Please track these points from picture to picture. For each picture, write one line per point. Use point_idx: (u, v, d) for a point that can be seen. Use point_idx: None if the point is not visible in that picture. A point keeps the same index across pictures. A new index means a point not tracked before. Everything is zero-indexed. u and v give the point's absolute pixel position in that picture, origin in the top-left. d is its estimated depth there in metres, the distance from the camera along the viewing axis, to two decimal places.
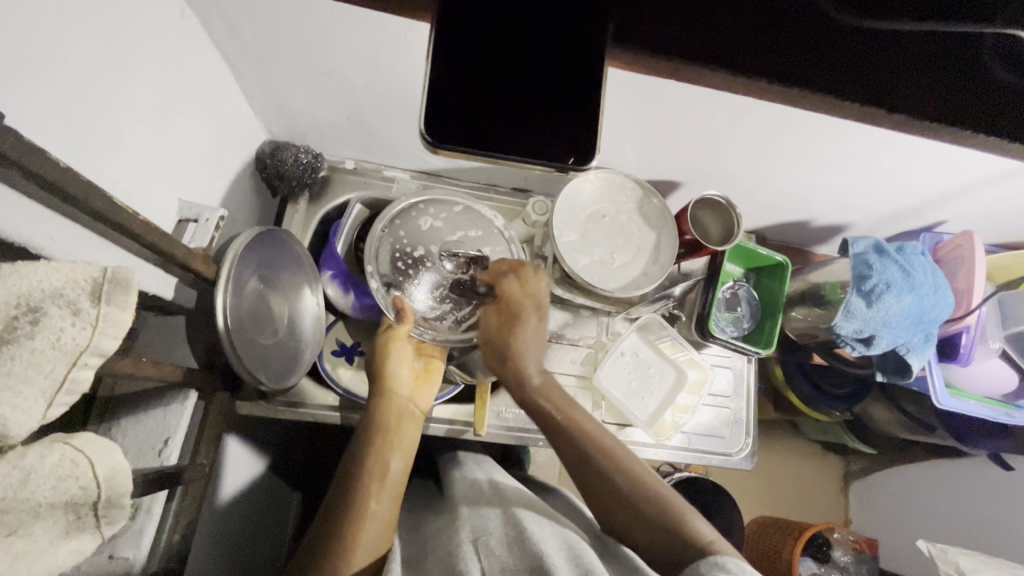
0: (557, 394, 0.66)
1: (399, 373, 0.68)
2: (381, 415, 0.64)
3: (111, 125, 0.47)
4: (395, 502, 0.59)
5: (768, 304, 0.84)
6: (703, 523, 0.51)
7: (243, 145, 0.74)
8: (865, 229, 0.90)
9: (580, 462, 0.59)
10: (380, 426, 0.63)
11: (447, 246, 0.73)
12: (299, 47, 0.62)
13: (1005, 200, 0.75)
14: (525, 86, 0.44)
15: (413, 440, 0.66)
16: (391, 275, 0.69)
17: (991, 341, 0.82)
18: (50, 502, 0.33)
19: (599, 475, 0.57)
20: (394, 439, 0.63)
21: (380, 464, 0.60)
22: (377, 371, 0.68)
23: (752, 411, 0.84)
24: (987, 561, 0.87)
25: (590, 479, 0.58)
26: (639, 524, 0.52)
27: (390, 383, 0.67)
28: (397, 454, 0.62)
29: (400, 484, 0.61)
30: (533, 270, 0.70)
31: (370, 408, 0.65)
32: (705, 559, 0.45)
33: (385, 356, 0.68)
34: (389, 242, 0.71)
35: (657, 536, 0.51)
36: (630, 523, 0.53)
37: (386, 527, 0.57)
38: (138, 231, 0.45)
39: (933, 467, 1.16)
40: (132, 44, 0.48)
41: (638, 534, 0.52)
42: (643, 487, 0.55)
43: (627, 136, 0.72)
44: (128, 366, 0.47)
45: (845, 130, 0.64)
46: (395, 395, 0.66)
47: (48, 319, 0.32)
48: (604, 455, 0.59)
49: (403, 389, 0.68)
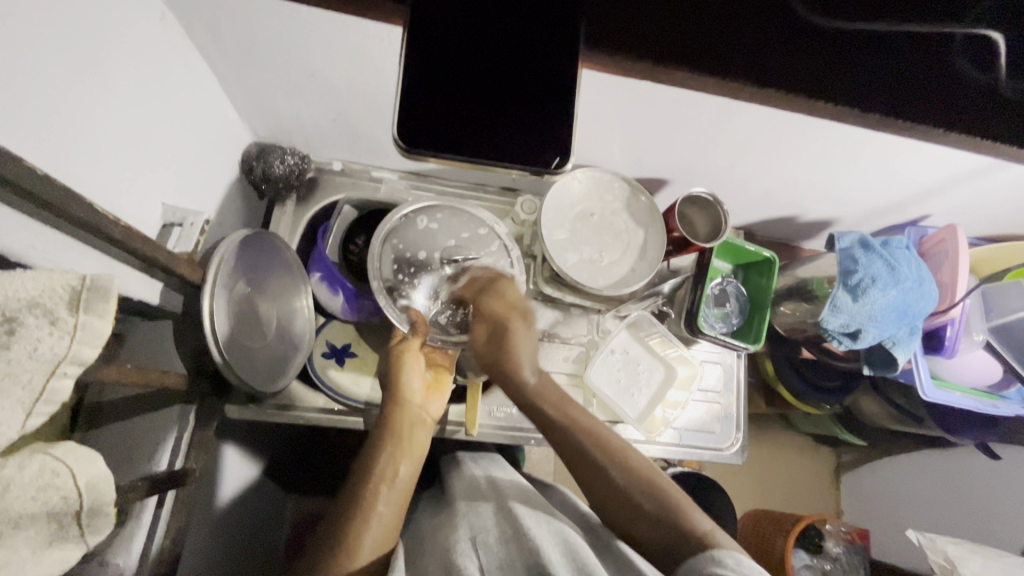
0: (552, 391, 0.65)
1: (411, 382, 0.66)
2: (393, 424, 0.63)
3: (88, 132, 0.47)
4: (401, 503, 0.58)
5: (757, 301, 0.85)
6: (699, 513, 0.53)
7: (229, 148, 0.74)
8: (851, 224, 0.90)
9: (579, 458, 0.59)
10: (391, 433, 0.62)
11: (446, 253, 0.74)
12: (282, 49, 0.61)
13: (988, 193, 0.76)
14: (502, 87, 0.45)
15: (424, 448, 0.64)
16: (395, 281, 0.70)
17: (975, 333, 0.83)
18: (31, 512, 0.33)
19: (595, 465, 0.58)
20: (403, 444, 0.62)
21: (388, 468, 0.59)
22: (388, 380, 0.67)
23: (742, 406, 0.84)
24: (975, 549, 0.88)
25: (585, 471, 0.59)
26: (641, 519, 0.54)
27: (402, 393, 0.65)
28: (407, 459, 0.61)
29: (409, 489, 0.60)
30: (508, 281, 0.70)
31: (382, 415, 0.64)
32: (703, 555, 0.47)
33: (401, 361, 0.67)
34: (389, 250, 0.71)
35: (658, 536, 0.52)
36: (632, 516, 0.54)
37: (392, 526, 0.56)
38: (118, 237, 0.45)
39: (922, 458, 1.18)
40: (110, 50, 0.48)
41: (641, 529, 0.53)
42: (648, 481, 0.56)
43: (613, 135, 0.72)
44: (115, 372, 0.46)
45: (822, 129, 0.65)
46: (407, 403, 0.65)
47: (25, 329, 0.32)
48: (605, 455, 0.58)
49: (414, 398, 0.66)
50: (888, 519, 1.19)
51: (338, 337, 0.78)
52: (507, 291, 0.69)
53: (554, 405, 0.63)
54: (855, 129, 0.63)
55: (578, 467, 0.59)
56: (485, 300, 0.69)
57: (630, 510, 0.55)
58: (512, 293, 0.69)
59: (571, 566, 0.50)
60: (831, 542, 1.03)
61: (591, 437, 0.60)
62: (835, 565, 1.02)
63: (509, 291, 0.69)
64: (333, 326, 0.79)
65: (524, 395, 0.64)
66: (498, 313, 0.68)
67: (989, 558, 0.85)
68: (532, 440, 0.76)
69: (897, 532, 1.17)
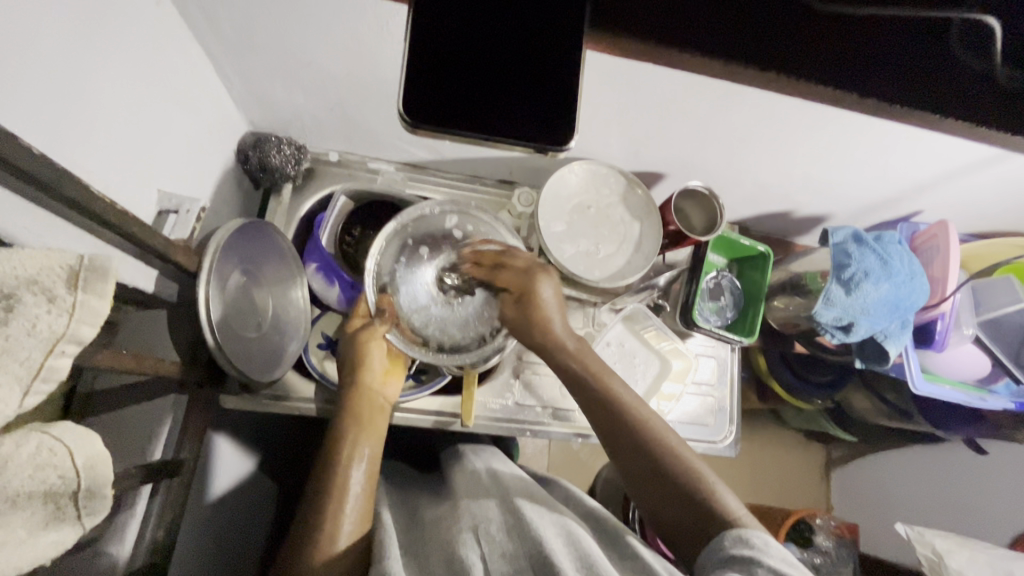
0: (591, 358, 0.65)
1: (371, 366, 0.67)
2: (353, 408, 0.64)
3: (83, 112, 0.46)
4: (372, 484, 0.60)
5: (750, 293, 0.86)
6: (730, 495, 0.55)
7: (223, 138, 0.73)
8: (844, 220, 0.91)
9: (632, 453, 0.59)
10: (352, 417, 0.63)
11: (450, 261, 0.73)
12: (280, 35, 0.60)
13: (979, 190, 0.77)
14: (503, 72, 0.45)
15: (384, 431, 0.65)
16: (391, 271, 0.71)
17: (965, 327, 0.84)
18: (27, 491, 0.33)
19: (647, 466, 0.57)
20: (365, 429, 0.63)
21: (353, 454, 0.60)
22: (348, 364, 0.67)
23: (735, 400, 0.85)
24: (962, 542, 0.89)
25: (641, 471, 0.58)
26: (674, 507, 0.55)
27: (361, 378, 0.66)
28: (370, 443, 0.62)
29: (376, 471, 0.61)
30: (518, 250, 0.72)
31: (343, 400, 0.65)
32: (729, 534, 0.49)
33: (362, 345, 0.67)
34: (404, 236, 0.72)
35: (696, 526, 0.53)
36: (665, 498, 0.56)
37: (366, 510, 0.57)
38: (116, 221, 0.44)
39: (912, 453, 1.19)
40: (107, 30, 0.47)
41: (672, 513, 0.55)
42: (662, 448, 0.58)
43: (611, 129, 0.72)
44: (109, 358, 0.46)
45: (819, 122, 0.65)
46: (365, 388, 0.66)
47: (23, 305, 0.32)
48: (632, 428, 0.59)
49: (374, 381, 0.67)
50: (877, 514, 1.21)
51: (333, 328, 0.78)
52: (517, 258, 0.71)
53: (593, 374, 0.63)
54: (856, 119, 0.63)
55: (622, 456, 0.59)
56: (501, 271, 0.70)
57: (648, 481, 0.57)
58: (518, 258, 0.71)
59: (579, 566, 0.48)
60: (821, 535, 1.04)
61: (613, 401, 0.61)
62: (825, 560, 1.02)
63: (516, 260, 0.71)
64: (328, 318, 0.78)
65: (561, 360, 0.65)
66: (515, 276, 0.70)
67: (976, 550, 0.86)
68: (527, 431, 0.77)
69: (886, 527, 1.18)
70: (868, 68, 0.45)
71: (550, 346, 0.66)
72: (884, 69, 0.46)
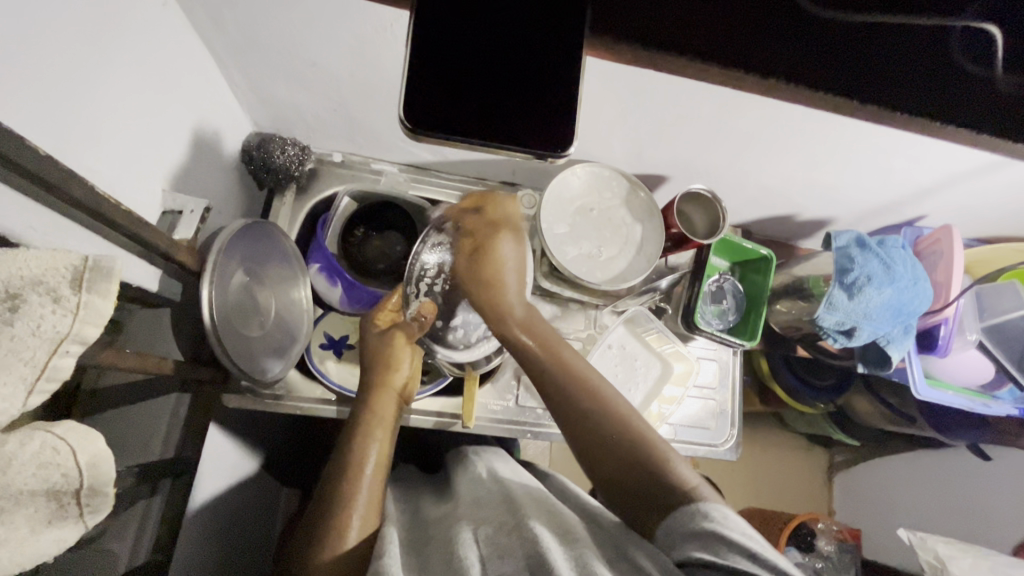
0: (540, 327, 0.66)
1: (399, 372, 0.69)
2: (371, 407, 0.65)
3: (90, 114, 0.47)
4: (380, 484, 0.60)
5: (755, 297, 0.85)
6: (685, 468, 0.53)
7: (228, 138, 0.74)
8: (848, 223, 0.91)
9: (601, 438, 0.56)
10: (369, 416, 0.64)
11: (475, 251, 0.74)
12: (285, 38, 0.61)
13: (984, 194, 0.76)
14: (505, 75, 0.45)
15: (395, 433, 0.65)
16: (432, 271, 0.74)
17: (969, 333, 0.84)
18: (31, 489, 0.34)
19: (617, 450, 0.55)
20: (378, 429, 0.63)
21: (364, 451, 0.60)
22: (374, 363, 0.69)
23: (737, 403, 0.85)
24: (964, 548, 0.89)
25: (603, 454, 0.55)
26: (648, 485, 0.52)
27: (384, 378, 0.67)
28: (382, 444, 0.62)
29: (386, 469, 0.61)
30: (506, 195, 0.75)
31: (362, 398, 0.66)
32: (690, 510, 0.48)
33: (397, 347, 0.70)
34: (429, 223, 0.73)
35: (665, 498, 0.51)
36: (638, 484, 0.52)
37: (372, 508, 0.57)
38: (122, 222, 0.45)
39: (914, 458, 1.19)
40: (112, 31, 0.48)
41: (644, 498, 0.52)
42: (636, 432, 0.56)
43: (614, 131, 0.72)
44: (114, 357, 0.46)
45: (825, 125, 0.64)
46: (386, 387, 0.67)
47: (28, 305, 0.32)
48: (596, 403, 0.58)
49: (395, 382, 0.68)
50: (880, 519, 1.20)
51: (336, 328, 0.78)
52: (503, 204, 0.74)
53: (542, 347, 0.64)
54: (859, 123, 0.62)
55: (588, 438, 0.57)
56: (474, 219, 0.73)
57: (618, 459, 0.54)
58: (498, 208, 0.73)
59: (576, 566, 0.47)
60: (823, 540, 1.03)
61: (569, 371, 0.61)
62: (826, 564, 1.01)
63: (495, 208, 0.73)
64: (331, 318, 0.79)
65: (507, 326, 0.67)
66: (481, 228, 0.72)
67: (977, 556, 0.86)
68: (529, 432, 0.77)
69: (889, 532, 1.17)
70: (866, 73, 0.46)
71: (495, 312, 0.67)
72: (883, 73, 0.46)
